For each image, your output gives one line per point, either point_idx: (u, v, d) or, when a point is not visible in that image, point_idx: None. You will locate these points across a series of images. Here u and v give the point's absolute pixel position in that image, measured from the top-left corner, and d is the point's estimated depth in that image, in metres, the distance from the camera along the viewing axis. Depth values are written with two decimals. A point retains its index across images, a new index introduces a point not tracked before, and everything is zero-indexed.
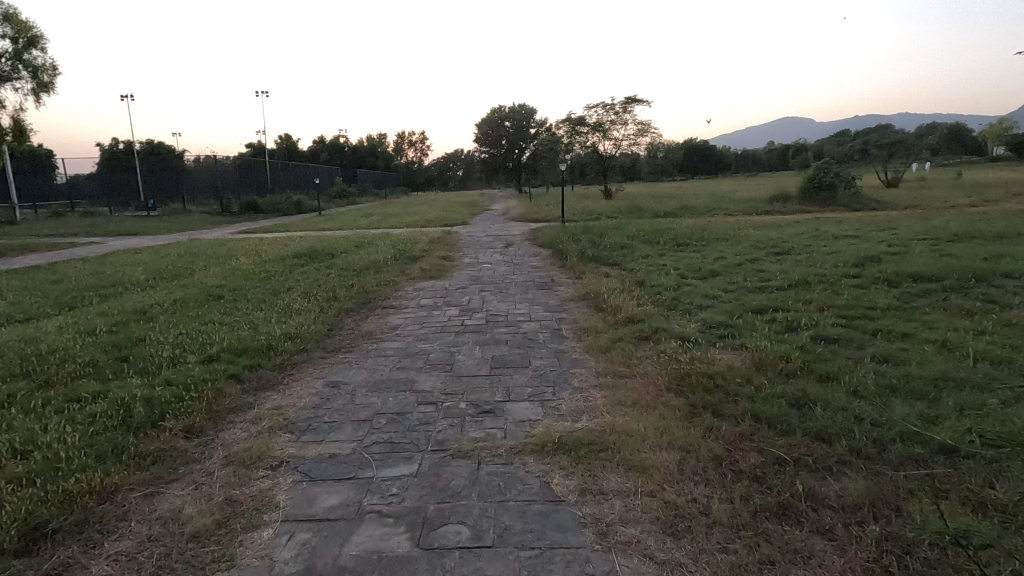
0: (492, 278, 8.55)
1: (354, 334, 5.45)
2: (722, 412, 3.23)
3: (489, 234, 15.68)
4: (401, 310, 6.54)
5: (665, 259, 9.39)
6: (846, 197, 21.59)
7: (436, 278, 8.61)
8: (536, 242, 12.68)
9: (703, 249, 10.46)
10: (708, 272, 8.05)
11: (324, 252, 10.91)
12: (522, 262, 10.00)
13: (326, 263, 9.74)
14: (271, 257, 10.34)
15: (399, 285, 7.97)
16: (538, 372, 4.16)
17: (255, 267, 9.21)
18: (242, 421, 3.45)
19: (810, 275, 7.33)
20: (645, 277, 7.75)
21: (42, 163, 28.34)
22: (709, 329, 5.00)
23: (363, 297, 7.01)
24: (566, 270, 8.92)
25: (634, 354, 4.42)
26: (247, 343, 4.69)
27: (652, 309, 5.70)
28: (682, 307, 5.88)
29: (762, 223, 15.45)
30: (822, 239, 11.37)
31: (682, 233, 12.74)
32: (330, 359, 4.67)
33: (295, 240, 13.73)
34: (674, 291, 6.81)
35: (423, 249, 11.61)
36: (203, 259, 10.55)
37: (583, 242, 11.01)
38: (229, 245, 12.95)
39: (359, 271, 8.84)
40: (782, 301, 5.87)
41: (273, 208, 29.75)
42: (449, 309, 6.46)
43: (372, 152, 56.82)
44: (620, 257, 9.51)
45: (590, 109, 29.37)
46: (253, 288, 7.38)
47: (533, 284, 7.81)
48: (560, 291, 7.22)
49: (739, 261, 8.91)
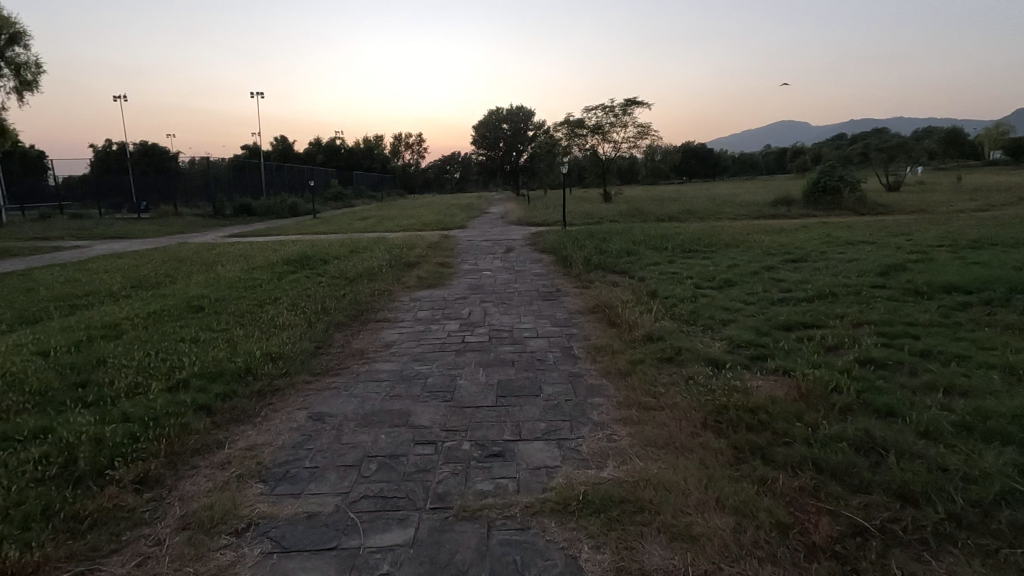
0: (494, 287, 8.05)
1: (344, 352, 4.93)
2: (774, 459, 2.73)
3: (488, 238, 15.19)
4: (396, 323, 6.03)
5: (675, 266, 8.91)
6: (851, 200, 21.21)
7: (433, 287, 8.11)
8: (537, 248, 12.21)
9: (714, 256, 9.99)
10: (723, 282, 7.57)
11: (316, 259, 10.38)
12: (524, 269, 9.50)
13: (318, 270, 9.21)
14: (260, 264, 9.80)
15: (394, 295, 7.47)
16: (551, 403, 3.66)
17: (242, 274, 8.67)
18: (207, 466, 2.94)
19: (834, 285, 6.86)
20: (657, 287, 7.26)
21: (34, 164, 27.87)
22: (738, 350, 4.51)
23: (356, 308, 6.49)
24: (571, 278, 8.43)
25: (658, 380, 3.92)
26: (222, 366, 4.17)
27: (671, 324, 5.21)
28: (703, 322, 5.39)
29: (770, 227, 15.00)
30: (836, 246, 10.90)
31: (690, 238, 12.27)
32: (316, 384, 4.15)
33: (287, 244, 13.19)
34: (691, 303, 6.31)
35: (420, 255, 11.09)
36: (188, 265, 10.04)
37: (587, 248, 10.53)
38: (217, 250, 12.41)
39: (352, 279, 8.32)
40: (812, 316, 5.39)
41: (266, 211, 29.17)
42: (448, 323, 5.96)
43: (368, 154, 56.36)
44: (627, 265, 9.01)
45: (589, 112, 28.97)
46: (238, 299, 6.85)
47: (537, 294, 7.32)
48: (567, 303, 6.72)
49: (754, 269, 8.43)
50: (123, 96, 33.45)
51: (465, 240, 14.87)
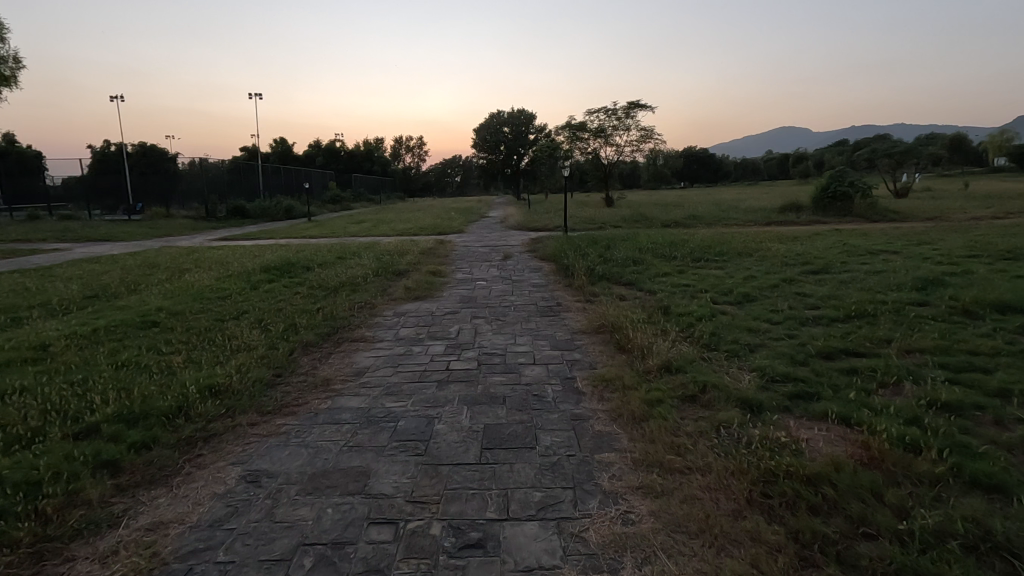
0: (487, 300, 7.32)
1: (306, 383, 4.17)
2: (855, 565, 1.98)
3: (486, 243, 14.47)
4: (373, 345, 5.27)
5: (687, 278, 8.16)
6: (862, 206, 20.46)
7: (421, 300, 7.37)
8: (537, 255, 11.47)
9: (726, 265, 9.26)
10: (741, 296, 6.82)
11: (299, 265, 9.64)
12: (522, 279, 8.76)
13: (298, 279, 8.46)
14: (238, 271, 9.06)
15: (377, 309, 6.73)
16: (549, 460, 2.90)
17: (215, 283, 7.94)
18: (85, 561, 2.19)
19: (867, 302, 6.11)
20: (669, 302, 6.53)
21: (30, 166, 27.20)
22: (774, 387, 3.75)
23: (330, 325, 5.75)
24: (573, 291, 7.67)
25: (681, 429, 3.16)
26: (149, 404, 3.42)
27: (691, 351, 4.46)
28: (727, 347, 4.64)
29: (781, 234, 14.25)
30: (857, 255, 10.15)
31: (699, 245, 11.53)
32: (263, 428, 3.40)
33: (273, 249, 12.49)
34: (710, 322, 5.56)
35: (411, 263, 10.36)
36: (159, 271, 9.31)
37: (590, 255, 9.81)
38: (197, 255, 11.70)
39: (333, 290, 7.58)
40: (853, 341, 4.63)
41: (260, 213, 28.50)
42: (432, 344, 5.21)
43: (368, 157, 55.79)
44: (634, 276, 8.27)
45: (591, 115, 28.34)
46: (200, 312, 6.11)
47: (535, 309, 6.58)
48: (568, 321, 5.96)
49: (774, 281, 7.70)
50: (118, 96, 29.55)
51: (460, 245, 14.14)
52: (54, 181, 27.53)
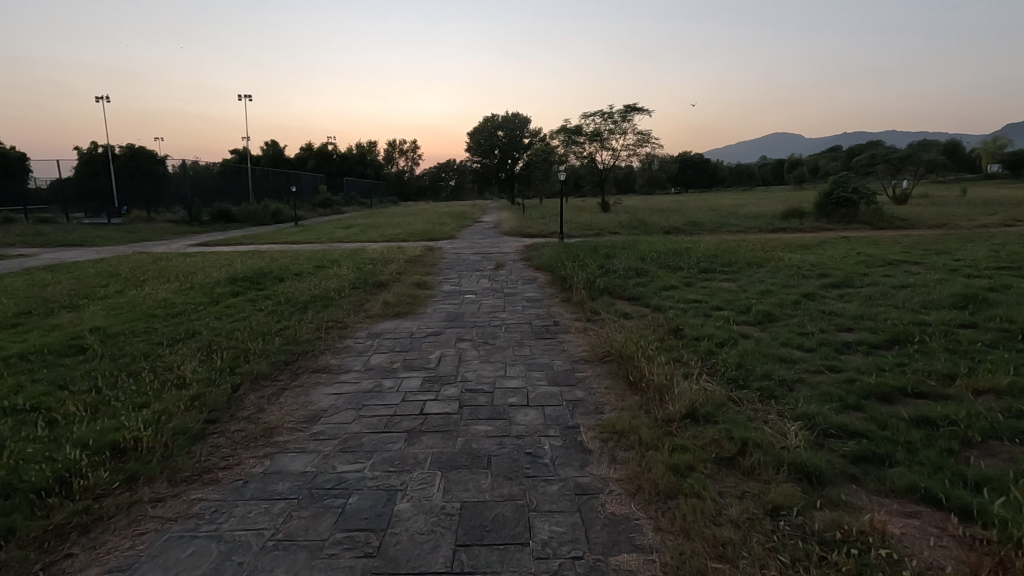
0: (476, 317, 6.53)
1: (244, 436, 3.35)
2: None
3: (477, 251, 13.68)
4: (337, 377, 4.45)
5: (697, 292, 7.40)
6: (867, 213, 19.84)
7: (402, 317, 6.56)
8: (531, 265, 10.69)
9: (738, 278, 8.49)
10: (761, 315, 6.07)
11: (271, 276, 8.79)
12: (515, 292, 7.98)
13: (265, 292, 7.61)
14: (202, 282, 8.20)
15: (349, 329, 5.91)
16: (546, 568, 2.10)
17: (173, 297, 7.12)
18: None
19: (908, 323, 5.37)
20: (681, 322, 5.77)
21: (13, 167, 25.97)
22: (833, 445, 2.96)
23: (290, 352, 4.92)
24: (571, 307, 6.87)
25: (723, 515, 2.37)
26: (19, 475, 2.60)
27: (719, 392, 3.68)
28: (760, 385, 3.86)
29: (789, 242, 13.50)
30: (875, 266, 9.45)
31: (704, 255, 10.77)
32: (170, 507, 2.58)
33: (249, 256, 11.66)
34: (733, 349, 4.77)
35: (395, 273, 9.54)
36: (115, 282, 8.44)
37: (590, 265, 9.05)
38: (165, 263, 10.82)
39: (304, 307, 6.75)
40: (909, 377, 3.86)
41: (247, 217, 27.59)
42: (407, 377, 4.40)
43: (361, 160, 55.01)
44: (638, 290, 7.49)
45: (586, 118, 27.65)
46: (140, 335, 5.27)
47: (530, 330, 5.77)
48: (567, 346, 5.16)
49: (794, 297, 6.93)
50: (106, 96, 28.43)
51: (450, 253, 13.32)
52: (39, 184, 26.19)
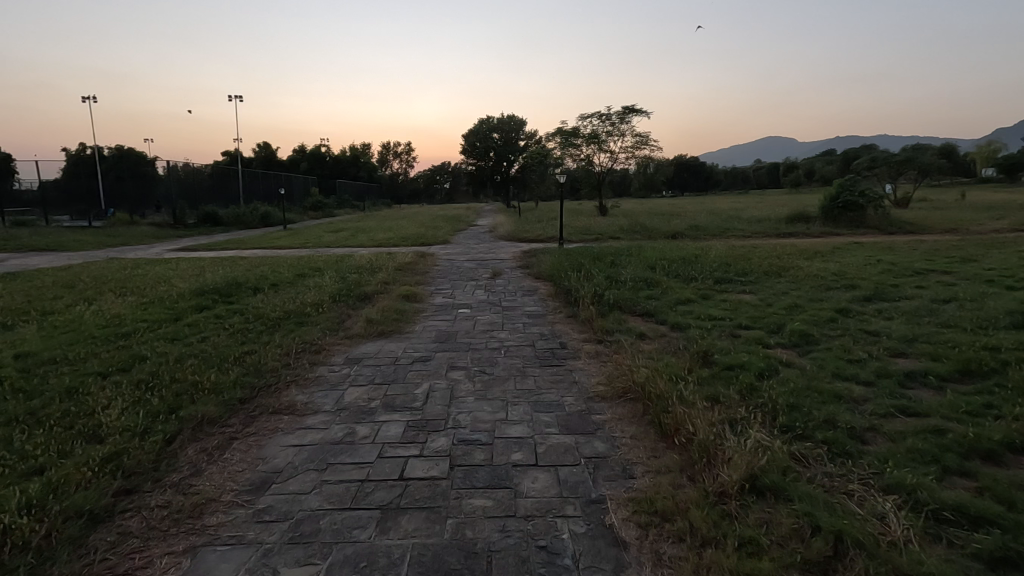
0: (472, 337, 5.76)
1: (164, 515, 2.54)
2: None
3: (472, 257, 12.91)
4: (302, 420, 3.66)
5: (716, 307, 6.65)
6: (874, 217, 19.21)
7: (386, 338, 5.75)
8: (531, 273, 9.91)
9: (758, 290, 7.72)
10: (797, 336, 5.31)
11: (245, 287, 7.97)
12: (514, 306, 7.22)
13: (234, 307, 6.79)
14: (165, 295, 7.38)
15: (324, 355, 5.09)
16: None
17: (129, 314, 6.30)
18: None
19: (974, 347, 4.62)
20: (707, 345, 5.00)
21: None
22: (955, 541, 2.19)
23: (247, 386, 4.11)
24: (578, 325, 6.08)
25: None
26: None
27: (780, 451, 2.90)
28: (827, 439, 3.09)
29: (800, 248, 12.73)
30: (902, 276, 8.74)
31: (716, 263, 9.98)
32: None
33: (225, 264, 10.77)
34: (780, 382, 4.00)
35: (383, 282, 8.74)
36: (67, 293, 7.59)
37: (595, 275, 8.30)
38: (133, 271, 9.96)
39: (275, 325, 5.94)
40: (1012, 426, 3.09)
41: (234, 220, 26.61)
42: (387, 421, 3.60)
43: (355, 162, 54.17)
44: (652, 304, 6.73)
45: (583, 120, 26.94)
46: (72, 364, 4.44)
47: (533, 356, 4.97)
48: (578, 377, 4.38)
49: (828, 314, 6.16)
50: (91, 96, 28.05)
51: (443, 260, 12.48)
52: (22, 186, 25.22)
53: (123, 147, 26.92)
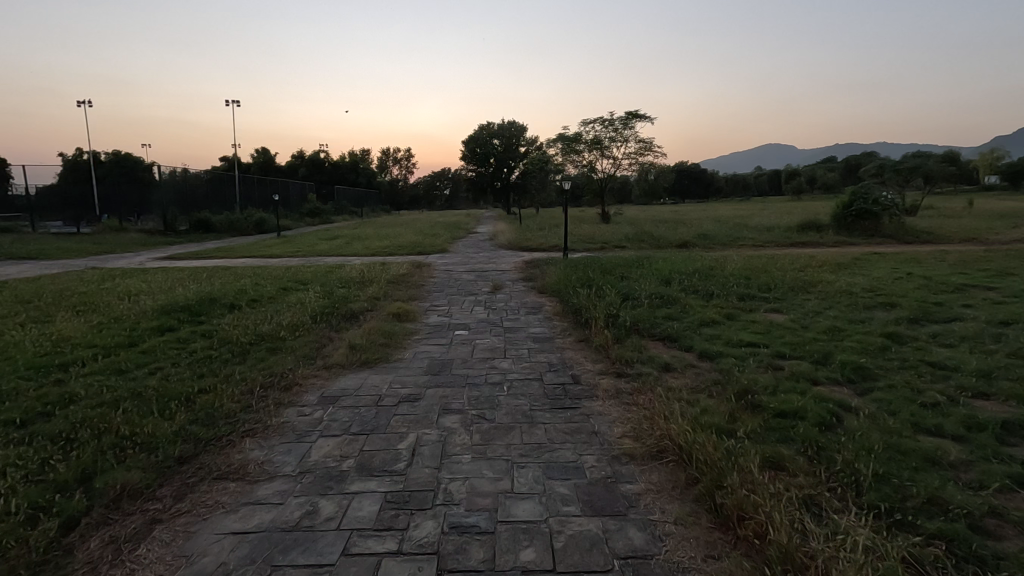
0: (470, 367, 4.98)
1: None
2: None
3: (472, 267, 12.15)
4: (252, 491, 2.87)
5: (747, 331, 5.88)
6: (889, 225, 18.47)
7: (371, 368, 4.96)
8: (534, 287, 9.14)
9: (788, 309, 6.94)
10: (850, 368, 4.54)
11: (219, 304, 7.19)
12: (518, 326, 6.46)
13: (201, 329, 6.00)
14: (127, 314, 6.60)
15: (294, 392, 4.30)
16: None
17: (78, 338, 5.50)
18: None
19: None
20: (747, 381, 4.22)
21: None
22: None
23: (192, 440, 3.32)
24: (592, 353, 5.29)
25: None
26: None
27: (889, 557, 2.12)
28: (944, 532, 2.31)
29: (818, 259, 11.99)
30: (941, 293, 7.97)
31: (734, 276, 9.21)
32: None
33: (205, 276, 9.97)
34: (852, 437, 3.22)
35: (372, 298, 7.95)
36: (20, 311, 6.81)
37: (607, 291, 7.53)
38: (103, 284, 9.16)
39: (242, 353, 5.14)
40: None
41: (227, 227, 25.75)
42: (359, 493, 2.81)
43: (354, 168, 53.53)
44: (672, 326, 5.97)
45: (586, 125, 26.22)
46: None
47: (541, 394, 4.19)
48: (598, 426, 3.61)
49: (878, 339, 5.38)
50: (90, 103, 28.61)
51: (441, 271, 11.67)
52: None
53: (119, 151, 26.39)
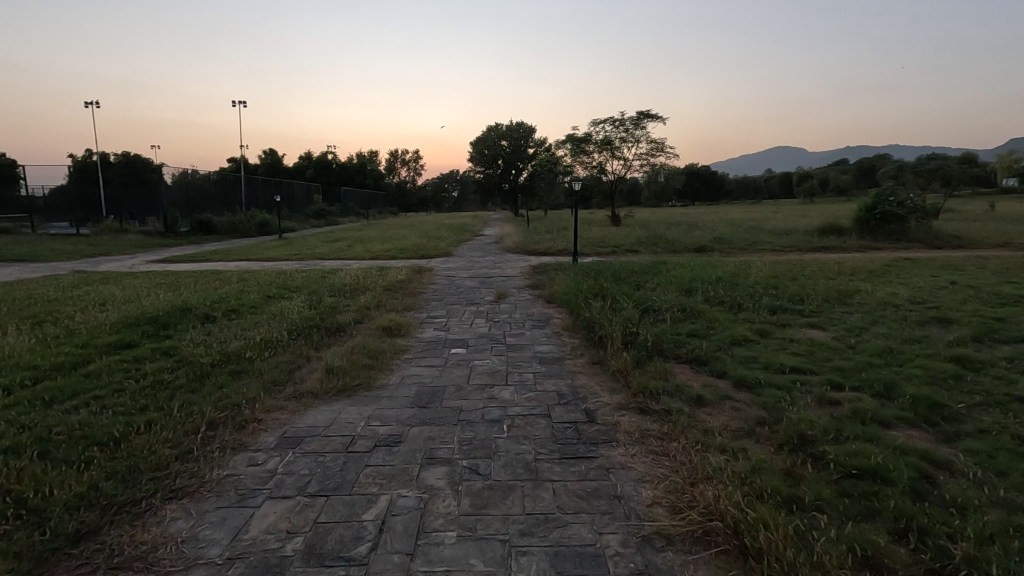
0: (464, 396, 4.20)
1: None
2: None
3: (476, 273, 11.41)
4: None
5: (786, 352, 5.07)
6: (915, 227, 17.49)
7: (349, 398, 4.21)
8: (542, 296, 8.37)
9: (828, 325, 6.12)
10: (925, 405, 3.71)
11: (193, 315, 6.48)
12: (524, 344, 5.68)
13: (160, 346, 5.27)
14: (87, 326, 5.89)
15: (249, 431, 3.55)
16: None
17: (18, 356, 4.80)
18: None
19: None
20: (803, 421, 3.42)
21: None
22: None
23: (97, 506, 2.58)
24: (608, 380, 4.50)
25: None
26: None
27: None
28: None
29: (847, 266, 11.12)
30: (994, 305, 7.11)
31: (761, 285, 8.36)
32: None
33: (190, 282, 9.29)
34: (962, 514, 2.42)
35: (363, 308, 7.20)
36: None
37: (622, 301, 6.73)
38: (76, 290, 8.46)
39: (200, 378, 4.41)
40: None
41: (229, 229, 25.15)
42: None
43: (361, 170, 53.06)
44: (701, 346, 5.17)
45: (596, 125, 25.45)
46: None
47: (549, 437, 3.41)
48: (621, 486, 2.82)
49: (947, 365, 4.55)
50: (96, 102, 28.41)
51: (442, 277, 10.91)
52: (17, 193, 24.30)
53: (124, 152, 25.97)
